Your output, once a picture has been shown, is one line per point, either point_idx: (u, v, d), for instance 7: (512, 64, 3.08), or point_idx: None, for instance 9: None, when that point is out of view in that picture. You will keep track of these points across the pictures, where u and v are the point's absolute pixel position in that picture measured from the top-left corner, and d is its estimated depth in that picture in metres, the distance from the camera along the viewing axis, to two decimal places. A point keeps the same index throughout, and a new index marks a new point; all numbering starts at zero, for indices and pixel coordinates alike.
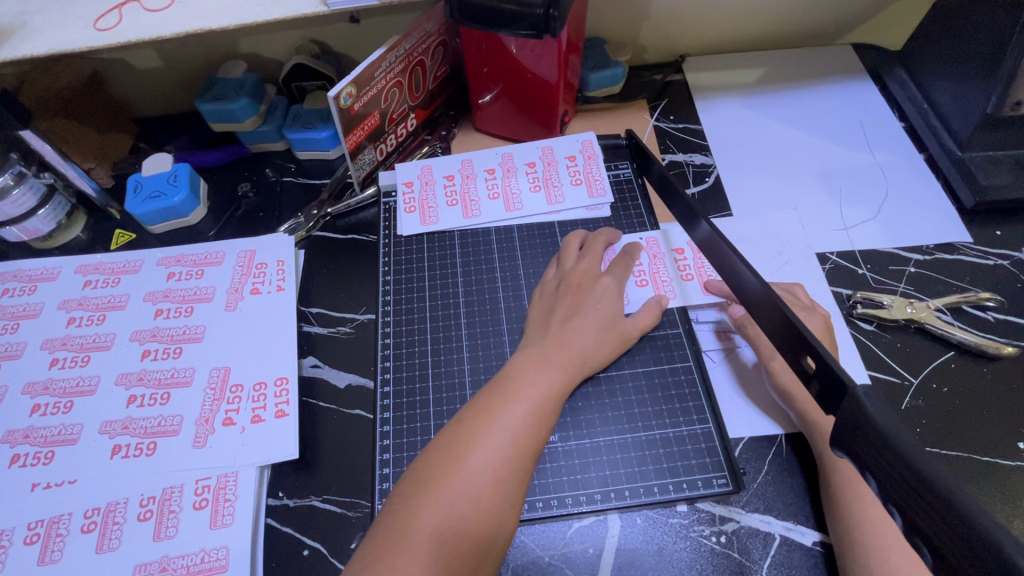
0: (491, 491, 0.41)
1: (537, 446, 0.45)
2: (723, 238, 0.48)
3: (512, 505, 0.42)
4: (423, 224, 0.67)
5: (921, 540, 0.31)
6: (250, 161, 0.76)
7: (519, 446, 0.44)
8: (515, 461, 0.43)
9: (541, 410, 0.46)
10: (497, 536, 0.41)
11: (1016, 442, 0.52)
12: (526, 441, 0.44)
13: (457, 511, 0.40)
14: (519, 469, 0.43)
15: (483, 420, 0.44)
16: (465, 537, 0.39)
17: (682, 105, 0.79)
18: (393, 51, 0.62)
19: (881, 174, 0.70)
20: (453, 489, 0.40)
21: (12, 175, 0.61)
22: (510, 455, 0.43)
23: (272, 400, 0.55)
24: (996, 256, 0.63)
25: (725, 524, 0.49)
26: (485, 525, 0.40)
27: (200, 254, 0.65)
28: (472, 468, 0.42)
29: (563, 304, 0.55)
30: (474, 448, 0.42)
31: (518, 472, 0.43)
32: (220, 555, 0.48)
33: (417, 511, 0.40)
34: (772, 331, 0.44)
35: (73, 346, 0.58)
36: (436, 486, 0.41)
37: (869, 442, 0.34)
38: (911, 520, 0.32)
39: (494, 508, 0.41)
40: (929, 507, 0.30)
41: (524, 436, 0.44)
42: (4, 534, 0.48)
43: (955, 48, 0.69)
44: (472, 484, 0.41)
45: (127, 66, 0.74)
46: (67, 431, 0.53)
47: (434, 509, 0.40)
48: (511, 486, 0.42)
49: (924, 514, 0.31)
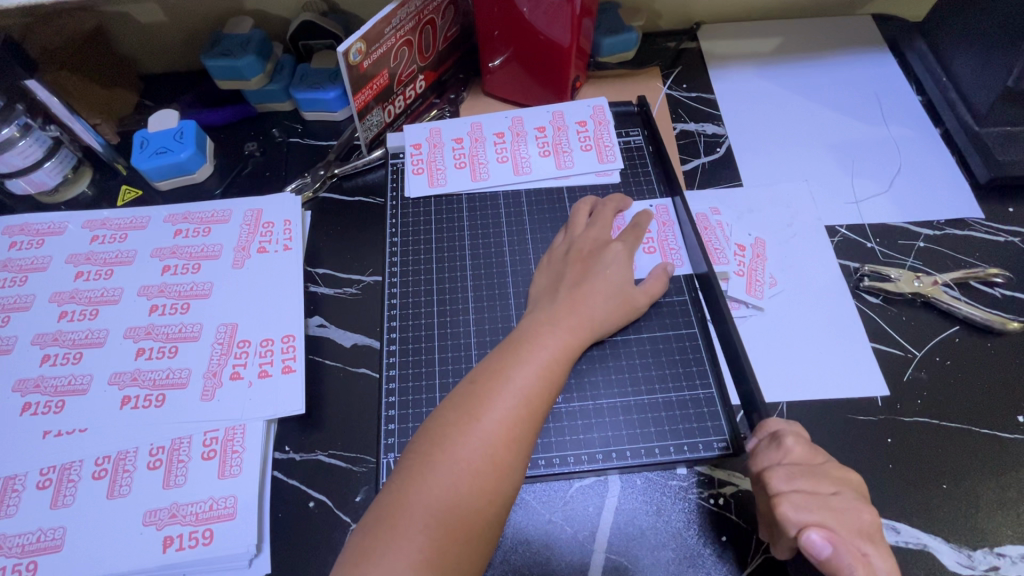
0: (504, 449, 0.42)
1: (547, 405, 0.46)
2: (687, 210, 0.61)
3: (523, 463, 0.43)
4: (430, 186, 0.67)
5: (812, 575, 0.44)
6: (256, 121, 0.75)
7: (530, 407, 0.44)
8: (525, 420, 0.43)
9: (551, 371, 0.47)
10: (510, 492, 0.42)
11: (1015, 415, 0.53)
12: (537, 400, 0.45)
13: (472, 467, 0.41)
14: (530, 428, 0.44)
15: (495, 382, 0.45)
16: (480, 491, 0.40)
17: (695, 73, 0.78)
18: (404, 7, 0.61)
19: (894, 148, 0.69)
20: (468, 446, 0.41)
21: (18, 127, 0.60)
22: (522, 415, 0.43)
23: (279, 356, 0.56)
24: (1007, 233, 0.63)
25: (724, 487, 0.50)
26: (499, 482, 0.41)
27: (207, 212, 0.65)
28: (486, 425, 0.42)
29: (572, 270, 0.55)
30: (489, 407, 0.43)
31: (528, 431, 0.43)
32: (228, 504, 0.49)
33: (433, 466, 0.41)
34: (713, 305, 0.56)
35: (82, 300, 0.59)
36: (451, 443, 0.41)
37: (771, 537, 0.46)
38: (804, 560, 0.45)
39: (507, 463, 0.42)
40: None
41: (535, 396, 0.45)
42: (19, 479, 0.49)
43: (977, 20, 0.67)
44: (486, 441, 0.42)
45: (131, 20, 0.73)
46: (77, 381, 0.54)
47: (450, 464, 0.40)
48: (522, 444, 0.43)
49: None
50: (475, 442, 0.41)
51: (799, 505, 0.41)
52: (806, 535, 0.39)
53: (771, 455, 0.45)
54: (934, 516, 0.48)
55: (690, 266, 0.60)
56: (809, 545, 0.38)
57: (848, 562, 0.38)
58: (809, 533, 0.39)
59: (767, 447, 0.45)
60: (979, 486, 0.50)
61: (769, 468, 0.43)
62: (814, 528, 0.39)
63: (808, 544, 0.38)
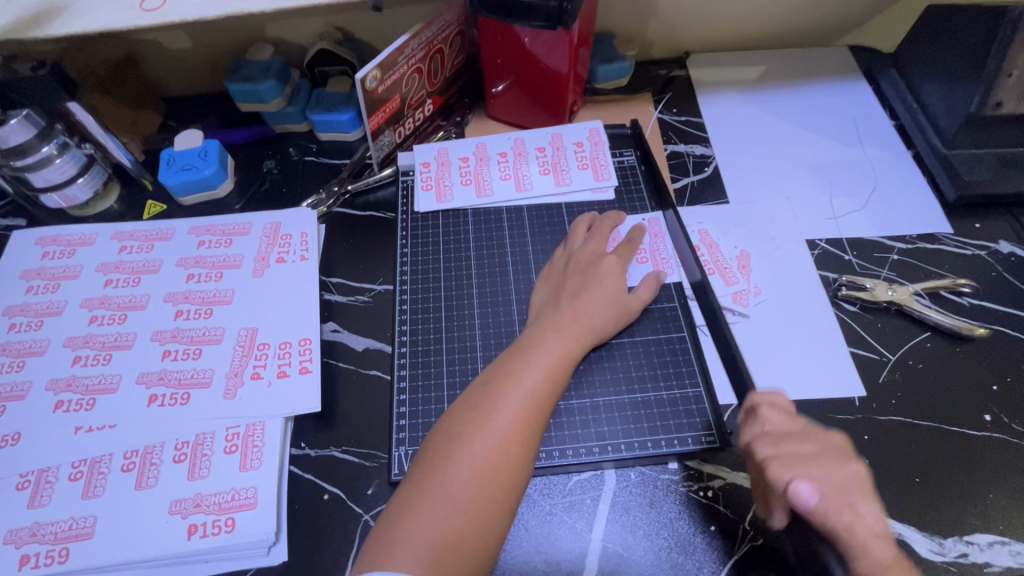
0: (515, 443, 0.46)
1: (552, 404, 0.50)
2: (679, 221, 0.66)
3: (531, 455, 0.47)
4: (438, 201, 0.71)
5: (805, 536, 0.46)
6: (273, 140, 0.80)
7: (538, 406, 0.48)
8: (534, 417, 0.47)
9: (555, 373, 0.51)
10: (522, 483, 0.46)
11: (982, 415, 0.57)
12: (544, 400, 0.49)
13: (488, 460, 0.44)
14: (538, 425, 0.47)
15: (506, 383, 0.49)
16: (496, 482, 0.44)
17: (685, 98, 0.84)
18: (416, 38, 0.66)
19: (870, 169, 0.75)
20: (483, 441, 0.45)
21: (56, 145, 0.65)
22: (531, 413, 0.47)
23: (297, 358, 0.60)
24: (974, 247, 0.68)
25: (712, 480, 0.53)
26: (514, 473, 0.45)
27: (229, 225, 0.69)
28: (500, 422, 0.46)
29: (572, 281, 0.59)
30: (501, 406, 0.47)
31: (536, 427, 0.47)
32: (249, 494, 0.52)
33: (452, 460, 0.44)
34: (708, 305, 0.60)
35: (111, 305, 0.63)
36: (468, 438, 0.45)
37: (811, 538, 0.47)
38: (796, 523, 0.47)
39: (520, 457, 0.45)
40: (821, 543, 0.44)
41: (541, 394, 0.49)
42: (52, 471, 0.53)
43: (943, 52, 0.73)
44: (499, 436, 0.45)
45: (159, 48, 0.79)
46: (106, 380, 0.58)
47: (467, 457, 0.44)
48: (531, 438, 0.47)
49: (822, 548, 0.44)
50: (489, 437, 0.45)
51: (786, 463, 0.43)
52: (794, 490, 0.42)
53: (755, 425, 0.48)
54: (907, 507, 0.52)
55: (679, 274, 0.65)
56: (797, 495, 0.41)
57: (832, 509, 0.41)
58: (795, 485, 0.42)
59: (749, 420, 0.49)
60: (950, 480, 0.53)
61: (754, 438, 0.47)
62: (800, 482, 0.42)
63: (796, 494, 0.41)
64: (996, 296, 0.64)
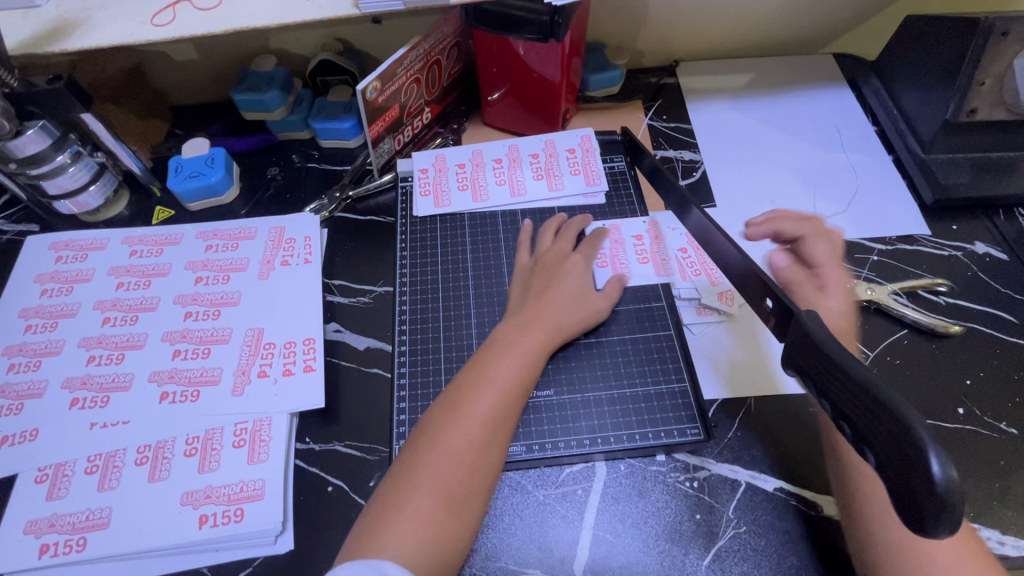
0: (487, 435, 0.49)
1: (523, 397, 0.53)
2: (712, 224, 0.53)
3: (502, 446, 0.49)
4: (436, 206, 0.74)
5: (845, 423, 0.35)
6: (277, 147, 0.83)
7: (508, 398, 0.51)
8: (505, 410, 0.50)
9: (525, 367, 0.54)
10: (496, 471, 0.49)
11: (956, 408, 0.59)
12: (514, 392, 0.52)
13: (462, 451, 0.47)
14: (509, 417, 0.50)
15: (477, 378, 0.52)
16: (469, 470, 0.47)
17: (675, 106, 0.86)
18: (414, 50, 0.69)
19: (852, 173, 0.77)
20: (456, 434, 0.48)
21: (70, 154, 0.68)
22: (501, 405, 0.50)
23: (301, 357, 0.62)
24: (951, 248, 0.71)
25: (698, 471, 0.56)
26: (487, 461, 0.48)
27: (235, 229, 0.72)
28: (472, 414, 0.49)
29: (539, 279, 0.62)
30: (472, 400, 0.50)
31: (507, 419, 0.50)
32: (257, 486, 0.55)
33: (427, 453, 0.47)
34: (749, 294, 0.49)
35: (123, 307, 0.65)
36: (443, 432, 0.48)
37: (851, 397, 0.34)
38: (836, 407, 0.35)
39: (492, 446, 0.48)
40: (863, 407, 0.33)
41: (511, 389, 0.52)
42: (69, 465, 0.55)
43: (920, 59, 0.76)
44: (472, 428, 0.48)
45: (167, 58, 0.81)
46: (119, 379, 0.60)
47: (442, 449, 0.47)
48: (502, 429, 0.50)
49: (865, 422, 0.33)
50: (462, 430, 0.48)
51: (765, 227, 0.65)
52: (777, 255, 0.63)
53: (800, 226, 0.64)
54: None
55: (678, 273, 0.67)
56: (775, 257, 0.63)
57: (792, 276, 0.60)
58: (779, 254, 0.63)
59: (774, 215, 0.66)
60: None
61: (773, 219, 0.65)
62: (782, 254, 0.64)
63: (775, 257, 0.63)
64: (971, 295, 0.67)
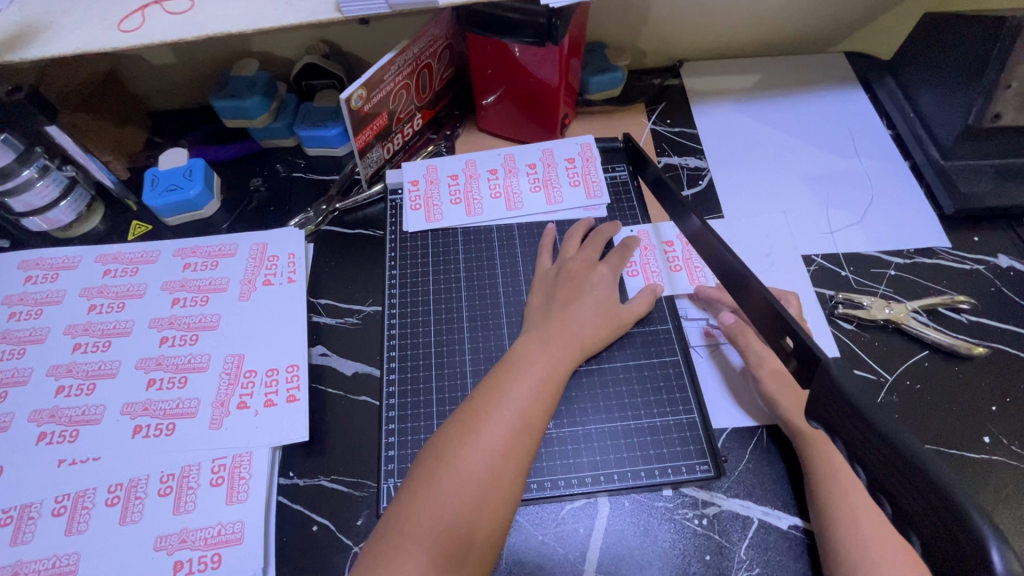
0: (505, 460, 0.44)
1: (544, 420, 0.48)
2: (712, 233, 0.51)
3: (521, 475, 0.45)
4: (428, 220, 0.70)
5: (883, 495, 0.33)
6: (260, 156, 0.78)
7: (526, 421, 0.47)
8: (524, 433, 0.46)
9: (544, 388, 0.50)
10: (514, 502, 0.44)
11: (981, 436, 0.56)
12: (533, 417, 0.47)
13: (475, 478, 0.43)
14: (527, 441, 0.46)
15: (493, 398, 0.48)
16: (483, 502, 0.42)
17: (679, 109, 0.82)
18: (403, 54, 0.65)
19: (866, 180, 0.73)
20: (471, 458, 0.44)
21: (37, 168, 0.63)
22: (519, 429, 0.46)
23: (284, 385, 0.58)
24: (972, 261, 0.67)
25: (707, 508, 0.53)
26: (504, 491, 0.43)
27: (215, 246, 0.68)
28: (488, 437, 0.45)
29: (562, 291, 0.59)
30: (488, 422, 0.46)
31: (526, 444, 0.46)
32: (236, 528, 0.51)
33: (439, 480, 0.43)
34: (758, 320, 0.46)
35: (95, 332, 0.61)
36: (455, 457, 0.44)
37: (889, 466, 0.32)
38: (873, 475, 0.33)
39: (510, 473, 0.44)
40: (906, 480, 0.31)
41: (532, 410, 0.48)
42: (34, 506, 0.52)
43: (940, 60, 0.71)
44: (488, 453, 0.44)
45: (143, 63, 0.77)
46: (90, 411, 0.57)
47: (454, 475, 0.43)
48: (520, 456, 0.45)
49: (908, 495, 0.31)
50: (478, 454, 0.44)
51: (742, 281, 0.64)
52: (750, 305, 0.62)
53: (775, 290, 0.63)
54: None
55: (717, 280, 0.64)
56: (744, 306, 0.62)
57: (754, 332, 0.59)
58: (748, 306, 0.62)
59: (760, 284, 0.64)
60: None
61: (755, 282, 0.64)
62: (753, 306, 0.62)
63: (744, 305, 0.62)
64: (994, 313, 0.63)
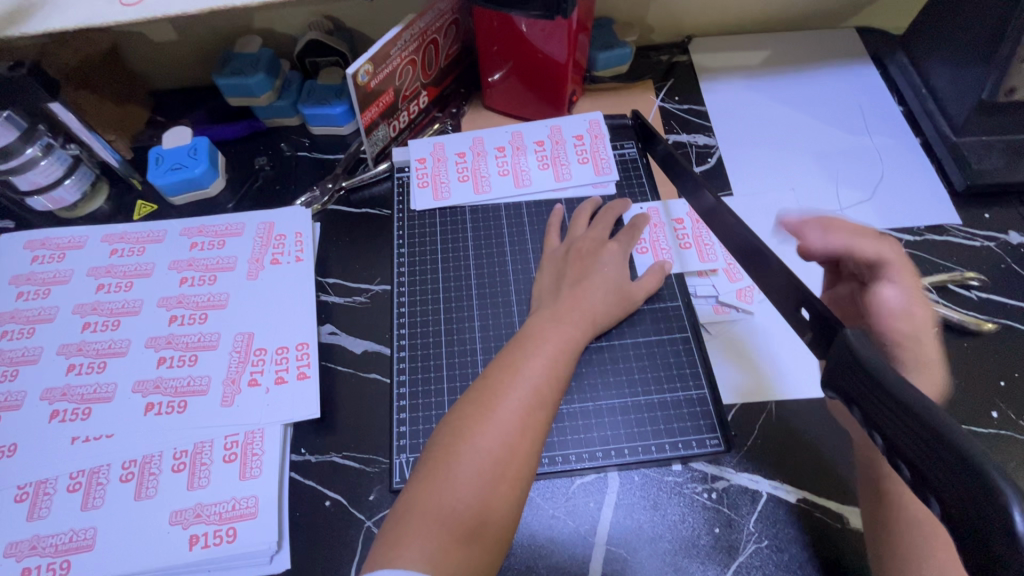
0: (520, 437, 0.44)
1: (557, 396, 0.49)
2: (725, 207, 0.51)
3: (538, 451, 0.45)
4: (435, 199, 0.70)
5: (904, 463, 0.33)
6: (265, 135, 0.78)
7: (541, 396, 0.47)
8: (538, 410, 0.46)
9: (557, 362, 0.50)
10: (531, 478, 0.44)
11: (990, 412, 0.56)
12: (547, 391, 0.48)
13: (492, 454, 0.43)
14: (541, 416, 0.46)
15: (508, 373, 0.48)
16: (501, 479, 0.43)
17: (687, 86, 0.81)
18: (409, 29, 0.64)
19: (877, 157, 0.73)
20: (488, 436, 0.44)
21: (41, 147, 0.63)
22: (534, 404, 0.46)
23: (295, 363, 0.59)
24: (983, 238, 0.66)
25: (717, 482, 0.53)
26: (522, 466, 0.44)
27: (221, 225, 0.67)
28: (502, 415, 0.45)
29: (573, 269, 0.59)
30: (503, 399, 0.46)
31: (541, 420, 0.46)
32: (250, 503, 0.51)
33: (457, 456, 0.43)
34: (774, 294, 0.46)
35: (104, 311, 0.61)
36: (471, 433, 0.44)
37: (912, 434, 0.33)
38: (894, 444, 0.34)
39: (527, 450, 0.44)
40: (924, 445, 0.32)
41: (545, 387, 0.48)
42: (50, 482, 0.52)
43: (954, 35, 0.70)
44: (504, 430, 0.44)
45: (142, 40, 0.76)
46: (101, 389, 0.57)
47: (471, 453, 0.43)
48: (535, 432, 0.45)
49: (927, 461, 0.32)
50: (494, 432, 0.44)
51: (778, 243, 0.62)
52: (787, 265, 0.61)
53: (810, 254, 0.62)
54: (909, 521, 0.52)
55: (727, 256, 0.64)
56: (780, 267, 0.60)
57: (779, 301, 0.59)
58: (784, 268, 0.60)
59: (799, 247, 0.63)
60: None
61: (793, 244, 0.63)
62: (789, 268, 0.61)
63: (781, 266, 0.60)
64: (1005, 290, 0.63)
